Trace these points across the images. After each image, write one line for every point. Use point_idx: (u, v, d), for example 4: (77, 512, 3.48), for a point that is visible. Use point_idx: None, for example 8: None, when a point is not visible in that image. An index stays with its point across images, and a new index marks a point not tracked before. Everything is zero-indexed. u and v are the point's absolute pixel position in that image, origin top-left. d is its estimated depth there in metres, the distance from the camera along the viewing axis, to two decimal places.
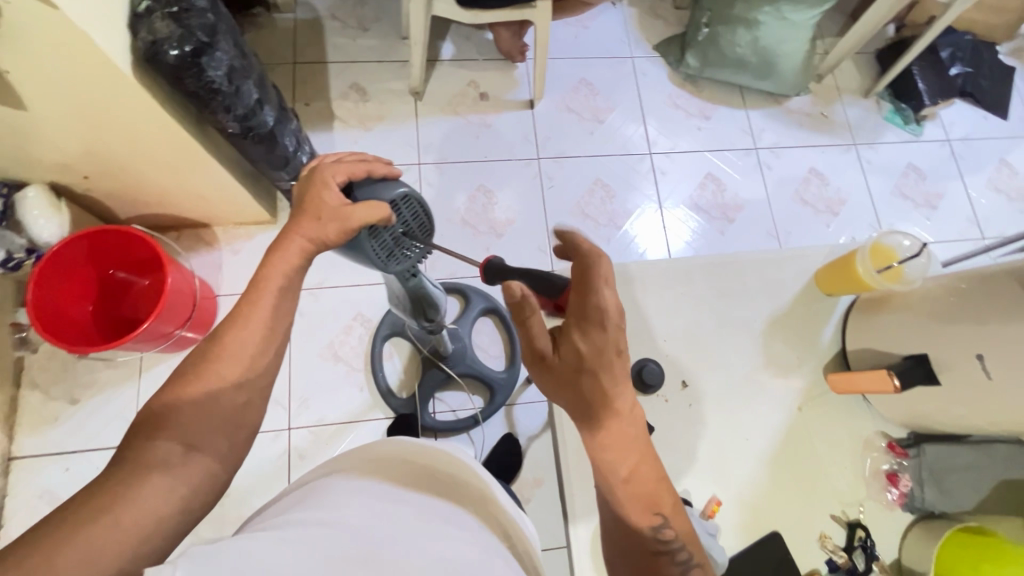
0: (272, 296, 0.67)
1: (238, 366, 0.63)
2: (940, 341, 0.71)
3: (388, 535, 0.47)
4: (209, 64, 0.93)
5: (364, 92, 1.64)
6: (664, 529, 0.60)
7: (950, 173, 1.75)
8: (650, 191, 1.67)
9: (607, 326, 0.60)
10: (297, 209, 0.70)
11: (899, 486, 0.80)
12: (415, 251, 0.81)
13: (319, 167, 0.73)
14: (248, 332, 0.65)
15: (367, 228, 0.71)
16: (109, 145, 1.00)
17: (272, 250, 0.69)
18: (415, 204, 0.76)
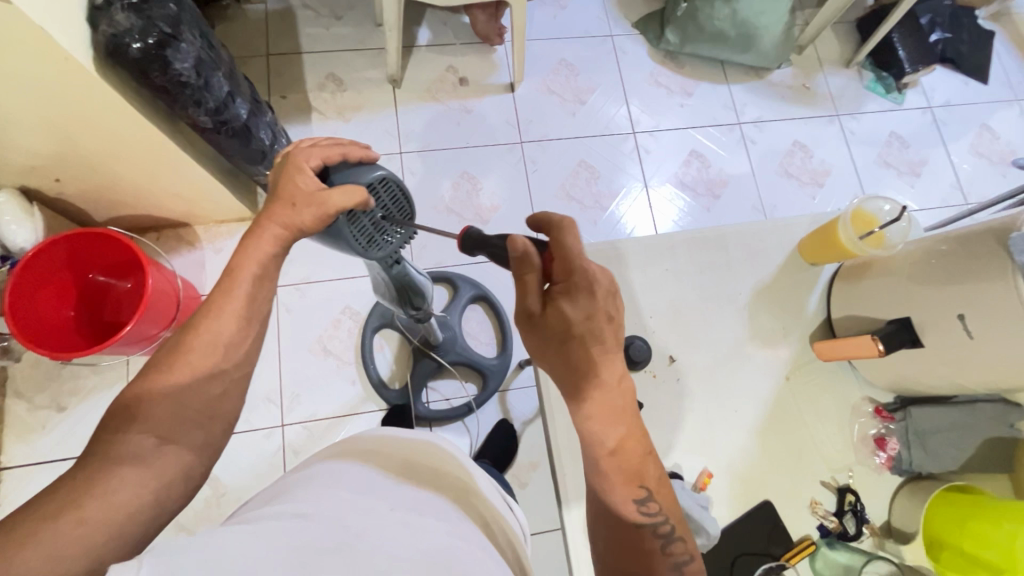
0: (246, 285, 0.66)
1: (213, 356, 0.63)
2: (923, 304, 0.71)
3: (367, 529, 0.47)
4: (175, 56, 0.91)
5: (340, 82, 1.61)
6: (653, 502, 0.60)
7: (933, 140, 1.75)
8: (635, 171, 1.66)
9: (596, 293, 0.62)
10: (271, 195, 0.69)
11: (887, 449, 0.81)
12: (397, 237, 0.78)
13: (293, 152, 0.72)
14: (222, 324, 0.64)
15: (345, 213, 0.70)
16: (78, 146, 0.98)
17: (245, 238, 0.68)
18: (394, 188, 0.75)
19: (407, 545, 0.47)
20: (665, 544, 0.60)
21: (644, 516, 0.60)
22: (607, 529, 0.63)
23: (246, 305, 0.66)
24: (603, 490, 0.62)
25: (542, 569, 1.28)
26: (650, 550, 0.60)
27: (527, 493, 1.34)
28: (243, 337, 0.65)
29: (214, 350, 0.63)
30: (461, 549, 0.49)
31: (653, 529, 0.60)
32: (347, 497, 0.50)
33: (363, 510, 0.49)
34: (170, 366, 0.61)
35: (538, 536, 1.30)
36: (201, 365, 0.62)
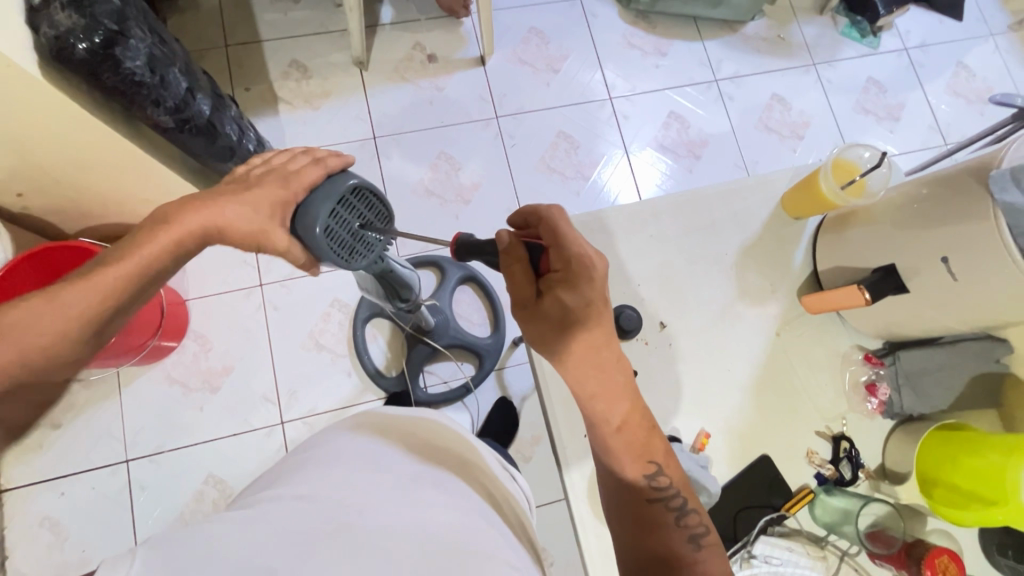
0: (134, 266, 0.64)
1: (54, 329, 0.62)
2: (907, 250, 0.71)
3: (358, 508, 0.54)
4: (124, 55, 0.87)
5: (305, 69, 1.56)
6: (659, 477, 0.65)
7: (910, 83, 1.74)
8: (614, 138, 1.64)
9: (595, 279, 0.63)
10: (227, 201, 0.66)
11: (877, 395, 0.82)
12: (377, 244, 0.74)
13: (274, 172, 0.69)
14: (74, 298, 0.62)
15: (321, 227, 0.66)
16: (38, 160, 0.94)
17: (160, 218, 0.65)
18: (375, 201, 0.72)
19: (408, 518, 0.54)
20: (678, 517, 0.65)
21: (658, 491, 0.65)
22: (619, 506, 0.67)
23: (110, 289, 0.63)
24: (617, 470, 0.66)
25: (553, 537, 1.31)
26: (664, 525, 0.64)
27: (531, 467, 1.36)
28: (96, 318, 0.64)
29: (53, 322, 0.62)
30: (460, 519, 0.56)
31: (666, 503, 0.65)
32: (343, 476, 0.57)
33: (367, 488, 0.56)
34: (4, 318, 0.60)
35: (547, 506, 1.33)
36: (34, 332, 0.61)
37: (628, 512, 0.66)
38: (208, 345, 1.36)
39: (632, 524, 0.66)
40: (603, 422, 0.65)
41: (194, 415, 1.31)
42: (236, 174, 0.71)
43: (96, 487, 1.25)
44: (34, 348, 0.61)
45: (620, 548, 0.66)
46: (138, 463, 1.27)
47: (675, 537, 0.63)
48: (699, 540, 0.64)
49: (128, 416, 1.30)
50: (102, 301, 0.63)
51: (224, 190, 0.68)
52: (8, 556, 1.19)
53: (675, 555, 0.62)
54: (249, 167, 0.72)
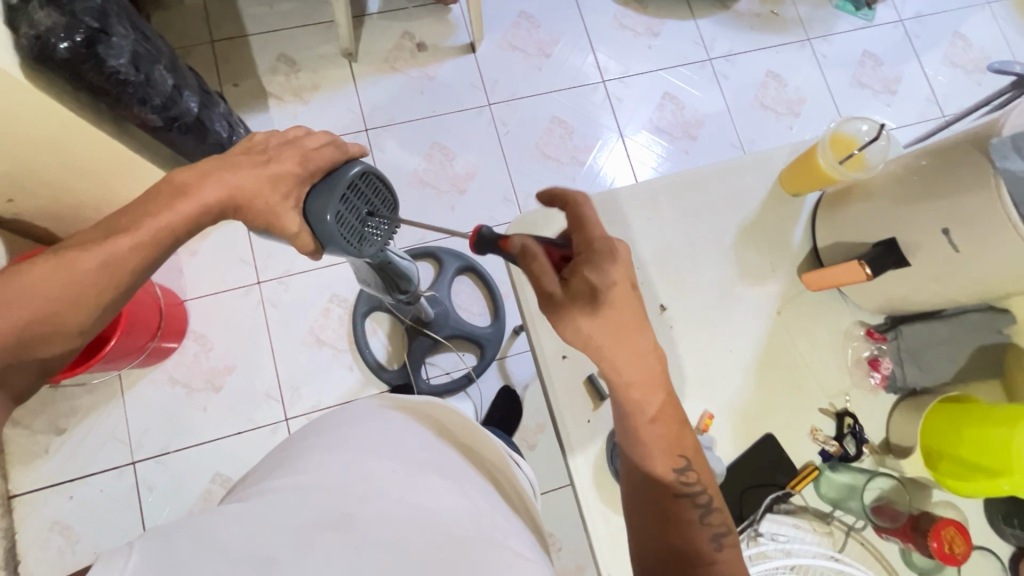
0: (154, 229, 0.63)
1: (70, 298, 0.60)
2: (907, 222, 0.70)
3: (364, 496, 0.55)
4: (107, 53, 0.85)
5: (293, 62, 1.53)
6: (687, 472, 0.66)
7: (906, 55, 1.72)
8: (609, 121, 1.62)
9: (618, 260, 0.65)
10: (246, 175, 0.66)
11: (881, 369, 0.81)
12: (384, 231, 0.73)
13: (290, 147, 0.69)
14: (90, 267, 0.61)
15: (332, 214, 0.65)
16: (31, 168, 0.93)
17: (176, 186, 0.64)
18: (381, 185, 0.72)
19: (411, 504, 0.56)
20: (702, 516, 0.65)
21: (686, 487, 0.66)
22: (640, 497, 0.67)
23: (127, 259, 0.62)
24: (646, 463, 0.66)
25: (560, 523, 1.32)
26: (687, 521, 0.65)
27: (536, 454, 1.37)
28: (112, 290, 0.63)
29: (72, 293, 0.60)
30: (461, 508, 0.58)
31: (691, 499, 0.65)
32: (346, 468, 0.58)
33: (370, 474, 0.57)
34: (19, 282, 0.58)
35: (553, 493, 1.33)
36: (48, 302, 0.59)
37: (649, 505, 0.66)
38: (208, 345, 1.35)
39: (652, 515, 0.66)
40: (637, 412, 0.65)
41: (199, 416, 1.31)
42: (248, 144, 0.70)
43: (103, 490, 1.25)
44: (48, 319, 0.59)
45: (637, 539, 0.66)
46: (145, 464, 1.27)
47: (697, 534, 0.64)
48: (721, 540, 0.64)
49: (132, 418, 1.30)
50: (125, 264, 0.62)
51: (239, 161, 0.67)
52: (21, 560, 1.20)
53: (697, 553, 0.63)
54: (263, 139, 0.71)
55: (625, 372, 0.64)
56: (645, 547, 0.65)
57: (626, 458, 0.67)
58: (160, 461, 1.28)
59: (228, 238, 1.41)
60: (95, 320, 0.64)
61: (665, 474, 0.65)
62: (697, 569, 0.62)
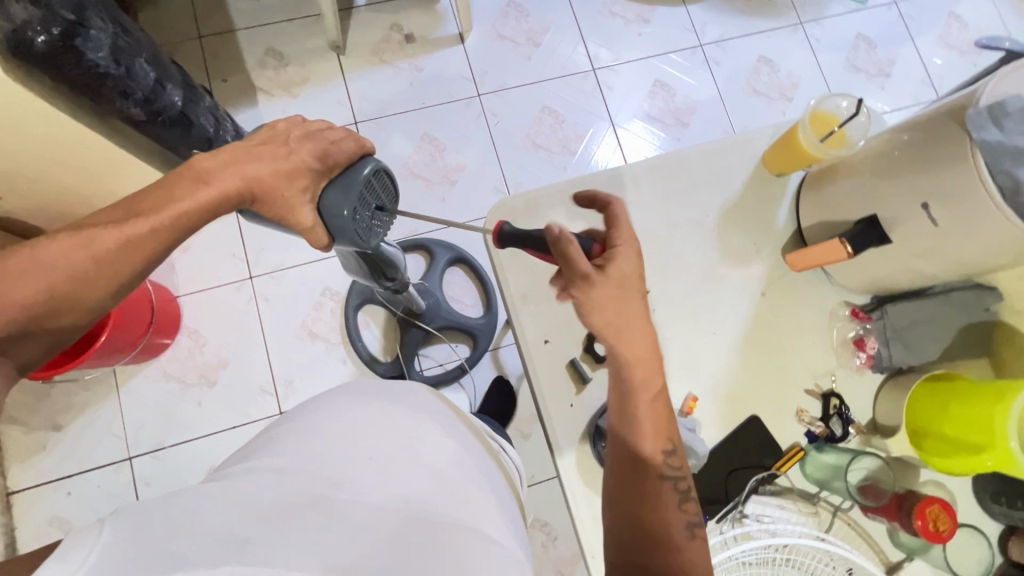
0: (174, 215, 0.60)
1: (84, 278, 0.57)
2: (887, 197, 0.70)
3: (342, 480, 0.55)
4: (85, 46, 0.85)
5: (282, 56, 1.53)
6: (672, 458, 0.67)
7: (900, 37, 1.70)
8: (600, 110, 1.61)
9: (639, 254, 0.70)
10: (266, 166, 0.64)
11: (866, 349, 0.81)
12: (386, 225, 0.72)
13: (309, 140, 0.67)
14: (107, 247, 0.58)
15: (349, 209, 0.65)
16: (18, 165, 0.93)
17: (199, 172, 0.62)
18: (389, 180, 0.71)
19: (385, 493, 0.56)
20: (679, 501, 0.66)
21: (671, 472, 0.66)
22: (623, 472, 0.67)
23: (146, 242, 0.60)
24: (638, 439, 0.66)
25: (555, 512, 1.32)
26: (665, 503, 0.65)
27: (530, 444, 1.37)
28: (129, 271, 0.60)
29: (86, 273, 0.57)
30: (439, 495, 0.58)
31: (672, 483, 0.66)
32: (322, 453, 0.58)
33: (348, 462, 0.57)
34: (33, 258, 0.56)
35: (547, 482, 1.34)
36: (63, 280, 0.56)
37: (630, 483, 0.66)
38: (201, 340, 1.36)
39: (633, 491, 0.66)
40: (643, 388, 0.67)
41: (193, 410, 1.32)
42: (268, 132, 0.67)
43: (100, 485, 1.26)
44: (61, 298, 0.57)
45: (613, 512, 0.66)
46: (141, 459, 1.28)
47: (673, 518, 0.64)
48: (694, 529, 0.65)
49: (127, 413, 1.31)
50: (140, 250, 0.60)
51: (260, 151, 0.65)
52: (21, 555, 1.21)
53: (670, 536, 0.63)
54: (283, 129, 0.68)
55: (627, 351, 0.66)
56: (619, 523, 0.65)
57: (617, 434, 0.67)
58: (156, 456, 1.29)
59: (219, 233, 1.41)
60: (108, 303, 0.61)
61: (656, 453, 0.66)
62: (667, 550, 0.62)
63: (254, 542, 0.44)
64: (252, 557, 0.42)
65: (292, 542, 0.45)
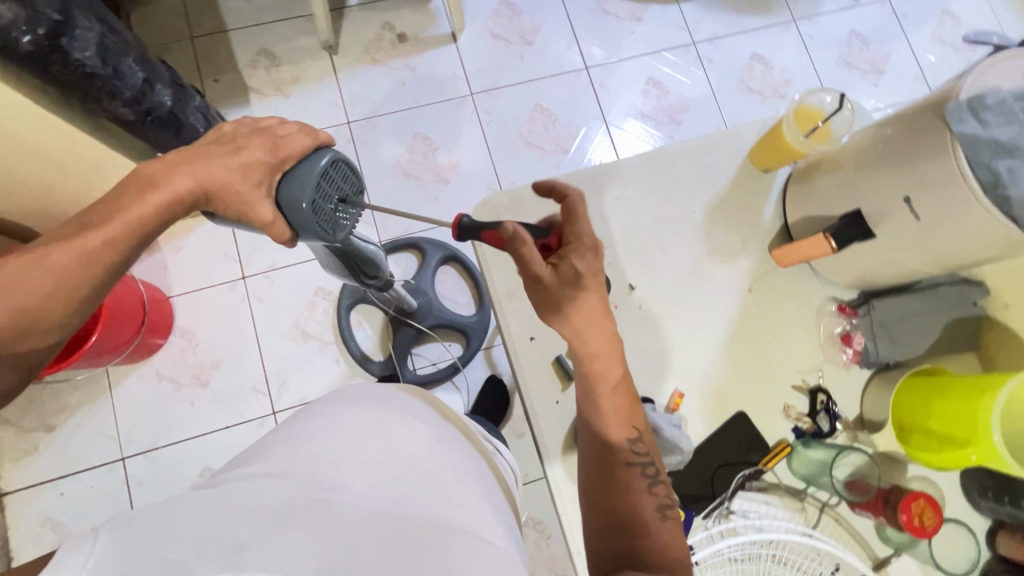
0: (125, 224, 0.59)
1: (44, 295, 0.56)
2: (871, 192, 0.70)
3: (334, 481, 0.56)
4: (72, 45, 0.85)
5: (273, 56, 1.53)
6: (639, 443, 0.68)
7: (894, 33, 1.70)
8: (593, 108, 1.61)
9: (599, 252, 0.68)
10: (214, 164, 0.61)
11: (853, 345, 0.81)
12: (353, 217, 0.70)
13: (258, 134, 0.65)
14: (62, 261, 0.57)
15: (307, 201, 0.62)
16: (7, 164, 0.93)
17: (144, 178, 0.60)
18: (349, 171, 0.69)
19: (377, 496, 0.56)
20: (649, 485, 0.67)
21: (637, 458, 0.68)
22: (594, 462, 0.69)
23: (101, 253, 0.58)
24: (603, 428, 0.68)
25: (548, 511, 1.31)
26: (635, 489, 0.67)
27: (523, 442, 1.36)
28: (91, 284, 0.59)
29: (45, 291, 0.56)
30: (431, 498, 0.59)
31: (640, 468, 0.68)
32: (314, 454, 0.58)
33: (341, 465, 0.57)
34: None
35: (541, 480, 1.34)
36: (23, 299, 0.56)
37: (600, 471, 0.68)
38: (194, 340, 1.36)
39: (603, 480, 0.68)
40: (602, 378, 0.68)
41: (186, 411, 1.32)
42: (218, 133, 0.66)
43: (93, 486, 1.26)
44: (25, 317, 0.56)
45: (589, 501, 0.69)
46: (134, 460, 1.28)
47: (644, 501, 0.66)
48: (667, 511, 0.66)
49: (120, 414, 1.31)
50: (96, 263, 0.58)
51: (207, 150, 0.63)
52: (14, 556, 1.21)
53: (641, 518, 0.65)
54: (232, 127, 0.66)
55: (590, 347, 0.67)
56: (595, 512, 0.67)
57: (584, 427, 0.70)
58: (149, 457, 1.29)
59: (212, 233, 1.42)
60: (75, 316, 0.60)
61: (620, 440, 0.68)
62: (638, 534, 0.64)
63: (243, 546, 0.44)
64: (239, 559, 0.42)
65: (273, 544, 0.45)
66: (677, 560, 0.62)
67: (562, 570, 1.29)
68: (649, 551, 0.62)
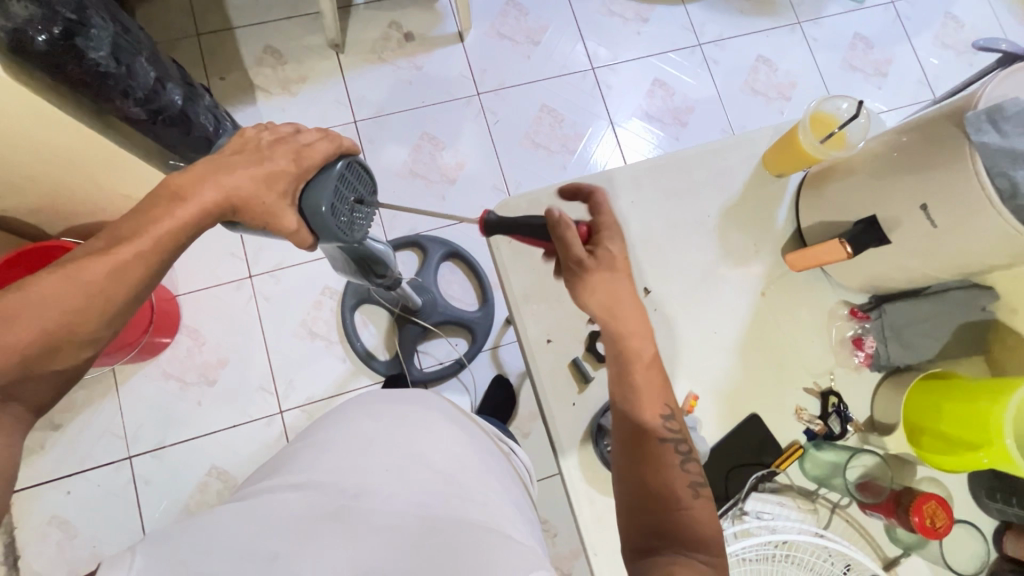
0: (160, 234, 0.58)
1: (77, 311, 0.55)
2: (886, 199, 0.71)
3: (358, 492, 0.57)
4: (87, 45, 0.85)
5: (280, 54, 1.53)
6: (671, 421, 0.67)
7: (897, 37, 1.71)
8: (599, 109, 1.61)
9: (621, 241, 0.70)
10: (241, 174, 0.61)
11: (865, 348, 0.82)
12: (369, 218, 0.71)
13: (282, 143, 0.64)
14: (95, 277, 0.55)
15: (327, 205, 0.63)
16: (19, 166, 0.93)
17: (172, 190, 0.60)
18: (365, 174, 0.70)
19: (402, 501, 0.57)
20: (682, 462, 0.65)
21: (670, 433, 0.66)
22: (624, 437, 0.66)
23: (133, 266, 0.57)
24: (638, 403, 0.67)
25: (554, 510, 1.32)
26: (667, 464, 0.64)
27: (530, 442, 1.37)
28: (126, 296, 0.58)
29: (82, 305, 0.55)
30: (455, 498, 0.59)
31: (674, 445, 0.65)
32: (339, 465, 0.59)
33: (366, 471, 0.58)
34: (23, 296, 0.53)
35: (547, 479, 1.34)
36: (56, 315, 0.54)
37: (631, 447, 0.65)
38: (201, 339, 1.36)
39: (635, 455, 0.65)
40: (637, 353, 0.68)
41: (193, 410, 1.32)
42: (237, 140, 0.65)
43: (100, 485, 1.26)
44: (57, 334, 0.54)
45: (619, 478, 0.66)
46: (141, 458, 1.28)
47: (677, 478, 0.63)
48: (698, 489, 0.64)
49: (126, 413, 1.30)
50: (132, 274, 0.57)
51: (231, 159, 0.62)
52: (21, 554, 1.21)
53: (674, 495, 0.62)
54: (253, 134, 0.66)
55: (622, 327, 0.68)
56: (625, 489, 0.65)
57: (616, 403, 0.68)
58: (156, 456, 1.29)
59: (219, 232, 1.41)
60: (105, 333, 0.58)
61: (653, 414, 0.66)
62: (671, 509, 0.61)
63: None
64: None
65: None
66: (711, 539, 0.60)
67: (569, 569, 1.30)
68: (683, 528, 0.60)
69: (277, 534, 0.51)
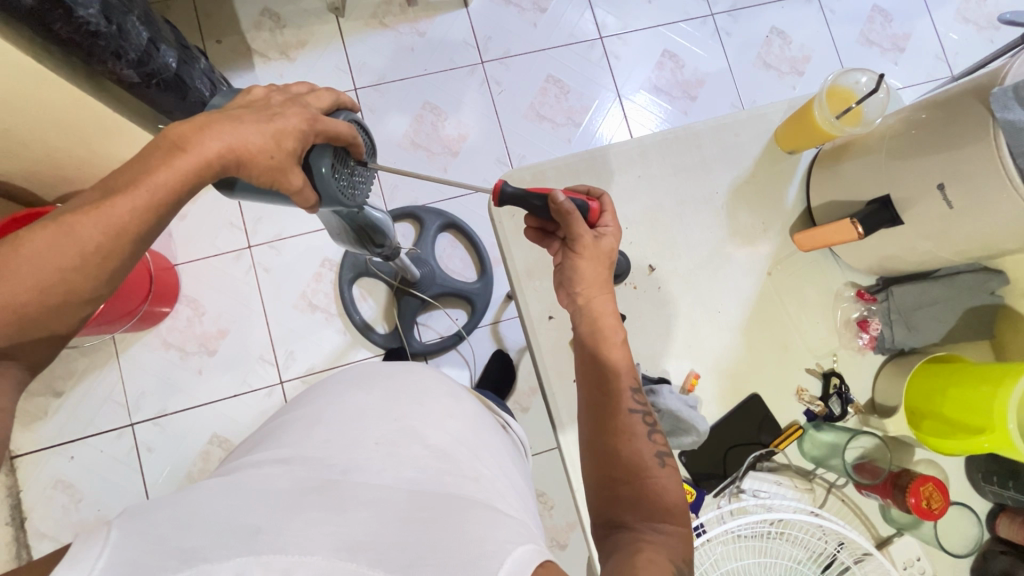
0: (151, 192, 0.53)
1: (72, 268, 0.51)
2: (899, 178, 0.70)
3: (349, 466, 0.56)
4: (75, 2, 0.79)
5: (278, 18, 1.47)
6: (637, 396, 0.65)
7: (917, 10, 1.64)
8: (606, 81, 1.57)
9: (615, 221, 0.69)
10: (248, 129, 0.56)
11: (870, 331, 0.81)
12: (365, 177, 0.71)
13: (296, 104, 0.60)
14: (91, 233, 0.51)
15: (327, 166, 0.60)
16: (16, 134, 0.90)
17: (172, 140, 0.54)
18: (365, 136, 0.69)
19: (395, 476, 0.56)
20: (648, 432, 0.64)
21: (637, 405, 0.65)
22: (593, 407, 0.65)
23: (130, 224, 0.53)
24: (611, 373, 0.66)
25: (551, 483, 1.34)
26: (633, 432, 0.63)
27: (529, 416, 1.38)
28: (123, 258, 0.54)
29: (75, 263, 0.51)
30: (446, 472, 0.58)
31: (641, 416, 0.64)
32: (334, 439, 0.59)
33: (354, 447, 0.58)
34: (16, 252, 0.49)
35: (544, 454, 1.35)
36: (50, 273, 0.50)
37: (598, 417, 0.64)
38: (200, 309, 1.35)
39: (601, 426, 0.64)
40: (609, 335, 0.67)
41: (194, 379, 1.32)
42: (245, 99, 0.61)
43: (102, 451, 1.27)
44: (55, 293, 0.51)
45: (587, 449, 0.65)
46: (143, 426, 1.29)
47: (644, 446, 0.62)
48: (665, 458, 0.63)
49: (127, 381, 1.31)
50: (125, 234, 0.52)
51: (240, 113, 0.57)
52: (26, 517, 1.23)
53: (640, 462, 0.61)
54: (264, 94, 0.61)
55: (597, 308, 0.67)
56: (593, 458, 0.63)
57: (588, 372, 0.67)
58: (156, 423, 1.29)
59: (218, 202, 1.39)
60: (105, 293, 0.55)
61: (622, 382, 0.65)
62: (636, 478, 0.60)
63: (263, 533, 0.45)
64: (265, 547, 0.43)
65: (298, 526, 0.46)
66: (675, 506, 0.59)
67: (564, 541, 1.31)
68: (649, 497, 0.58)
69: (260, 508, 0.48)
